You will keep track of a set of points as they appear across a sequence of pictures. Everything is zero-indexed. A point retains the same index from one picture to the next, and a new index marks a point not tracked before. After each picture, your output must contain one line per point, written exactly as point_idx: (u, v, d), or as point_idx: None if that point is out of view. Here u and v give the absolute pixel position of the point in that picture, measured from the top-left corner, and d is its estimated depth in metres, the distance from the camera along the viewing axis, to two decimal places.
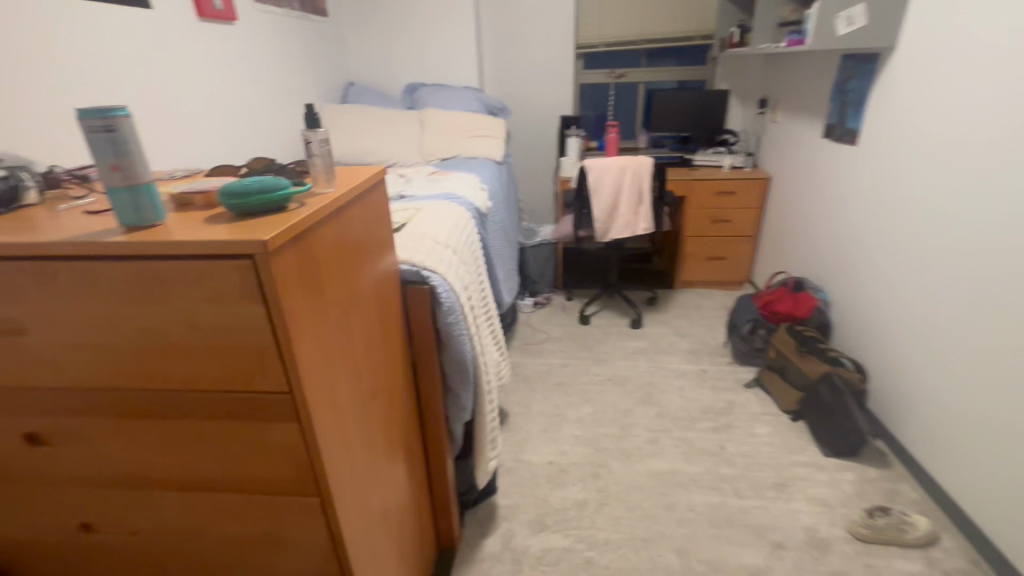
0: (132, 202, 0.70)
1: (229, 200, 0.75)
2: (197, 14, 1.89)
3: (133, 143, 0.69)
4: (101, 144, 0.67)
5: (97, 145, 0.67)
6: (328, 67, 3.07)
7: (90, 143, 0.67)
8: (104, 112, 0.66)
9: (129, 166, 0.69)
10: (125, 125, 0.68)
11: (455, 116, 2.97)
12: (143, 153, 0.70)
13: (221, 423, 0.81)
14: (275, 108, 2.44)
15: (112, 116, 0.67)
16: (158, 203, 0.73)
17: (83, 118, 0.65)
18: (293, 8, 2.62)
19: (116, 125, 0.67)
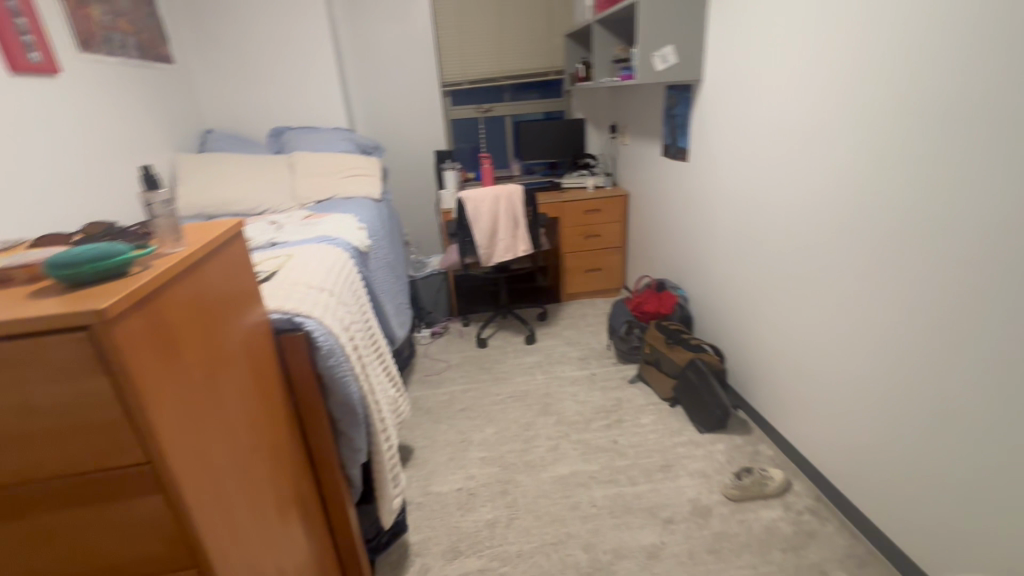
0: None
1: (57, 271, 0.72)
2: (8, 68, 1.73)
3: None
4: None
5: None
6: (180, 115, 2.89)
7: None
8: None
9: None
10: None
11: (326, 157, 2.95)
12: None
13: (72, 511, 0.75)
14: (117, 163, 2.25)
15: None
16: None
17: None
18: (129, 56, 2.46)
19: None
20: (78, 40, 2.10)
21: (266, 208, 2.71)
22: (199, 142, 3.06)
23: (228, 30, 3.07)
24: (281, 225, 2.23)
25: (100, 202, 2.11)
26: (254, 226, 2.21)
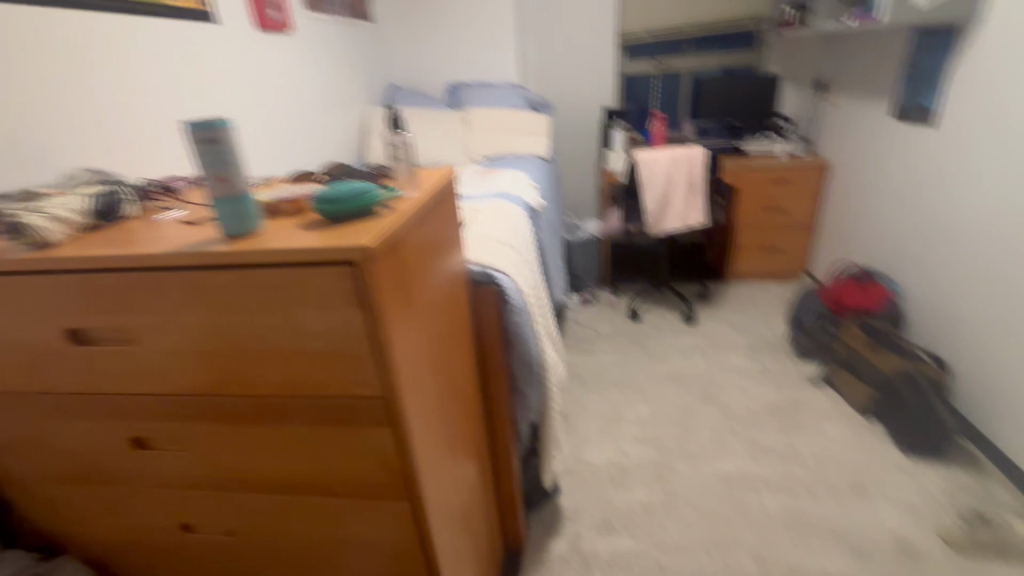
0: (234, 211, 0.71)
1: (324, 207, 0.75)
2: (258, 25, 1.95)
3: (238, 154, 0.70)
4: (207, 155, 0.68)
5: (204, 160, 0.68)
6: (372, 69, 3.05)
7: (195, 152, 0.68)
8: (207, 125, 0.67)
9: (233, 177, 0.70)
10: (225, 129, 0.67)
11: (500, 114, 2.95)
12: (243, 162, 0.71)
13: (314, 428, 0.80)
14: (323, 115, 2.48)
15: (215, 126, 0.67)
16: (255, 212, 0.74)
17: (191, 130, 0.67)
18: (340, 13, 2.64)
19: (220, 135, 0.67)
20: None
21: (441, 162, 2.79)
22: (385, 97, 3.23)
23: None
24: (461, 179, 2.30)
25: (309, 149, 2.32)
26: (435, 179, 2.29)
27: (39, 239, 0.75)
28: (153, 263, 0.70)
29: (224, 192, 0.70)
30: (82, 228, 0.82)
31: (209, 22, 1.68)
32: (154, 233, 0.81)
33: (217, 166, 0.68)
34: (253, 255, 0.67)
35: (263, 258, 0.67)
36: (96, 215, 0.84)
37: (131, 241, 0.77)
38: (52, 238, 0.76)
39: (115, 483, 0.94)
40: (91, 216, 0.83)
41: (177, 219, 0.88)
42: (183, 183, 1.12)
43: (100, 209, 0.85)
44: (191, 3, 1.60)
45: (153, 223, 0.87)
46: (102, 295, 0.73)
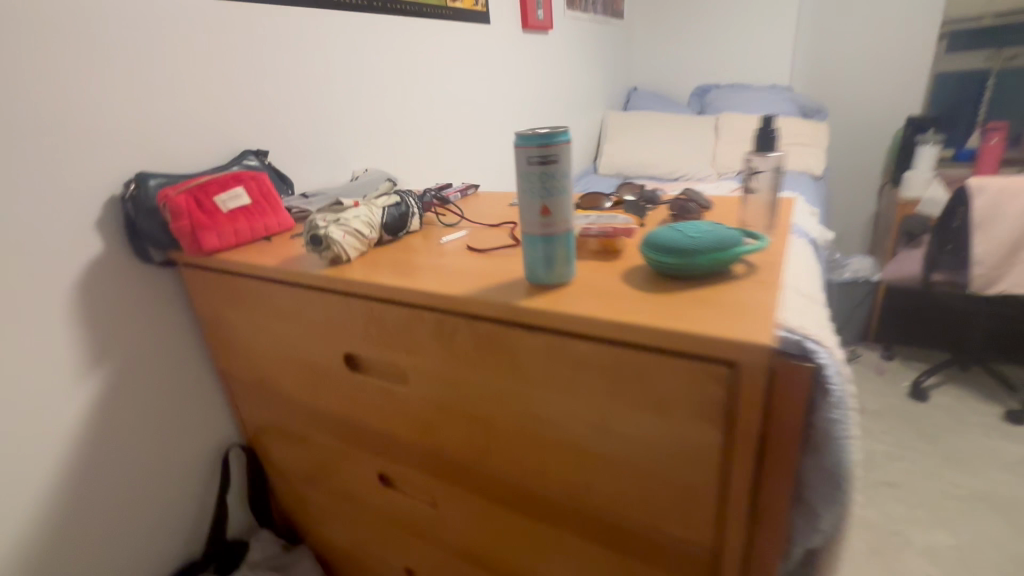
0: (545, 254, 0.53)
1: (672, 262, 0.51)
2: (523, 26, 1.88)
3: (570, 180, 0.50)
4: (537, 180, 0.49)
5: (528, 185, 0.50)
6: (615, 69, 2.83)
7: (519, 173, 0.50)
8: (545, 139, 0.48)
9: (556, 212, 0.50)
10: (564, 147, 0.49)
11: (759, 121, 2.48)
12: (573, 191, 0.51)
13: (590, 543, 0.60)
14: (565, 119, 2.36)
15: (553, 140, 0.48)
16: (571, 257, 0.54)
17: (522, 144, 0.49)
18: (596, 12, 2.50)
19: (556, 153, 0.49)
20: None
21: (684, 174, 2.45)
22: (624, 100, 2.97)
23: None
24: None
25: None
26: None
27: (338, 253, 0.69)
28: (446, 306, 0.56)
29: (548, 232, 0.51)
30: (372, 243, 0.75)
31: (483, 24, 1.66)
32: (442, 258, 0.69)
33: (543, 196, 0.50)
34: (582, 319, 0.47)
35: (592, 323, 0.47)
36: (386, 230, 0.77)
37: (419, 266, 0.66)
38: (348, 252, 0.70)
39: (358, 505, 0.90)
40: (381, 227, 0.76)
41: (464, 241, 0.75)
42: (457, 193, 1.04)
43: (390, 224, 0.77)
44: (470, 7, 1.58)
45: (439, 244, 0.76)
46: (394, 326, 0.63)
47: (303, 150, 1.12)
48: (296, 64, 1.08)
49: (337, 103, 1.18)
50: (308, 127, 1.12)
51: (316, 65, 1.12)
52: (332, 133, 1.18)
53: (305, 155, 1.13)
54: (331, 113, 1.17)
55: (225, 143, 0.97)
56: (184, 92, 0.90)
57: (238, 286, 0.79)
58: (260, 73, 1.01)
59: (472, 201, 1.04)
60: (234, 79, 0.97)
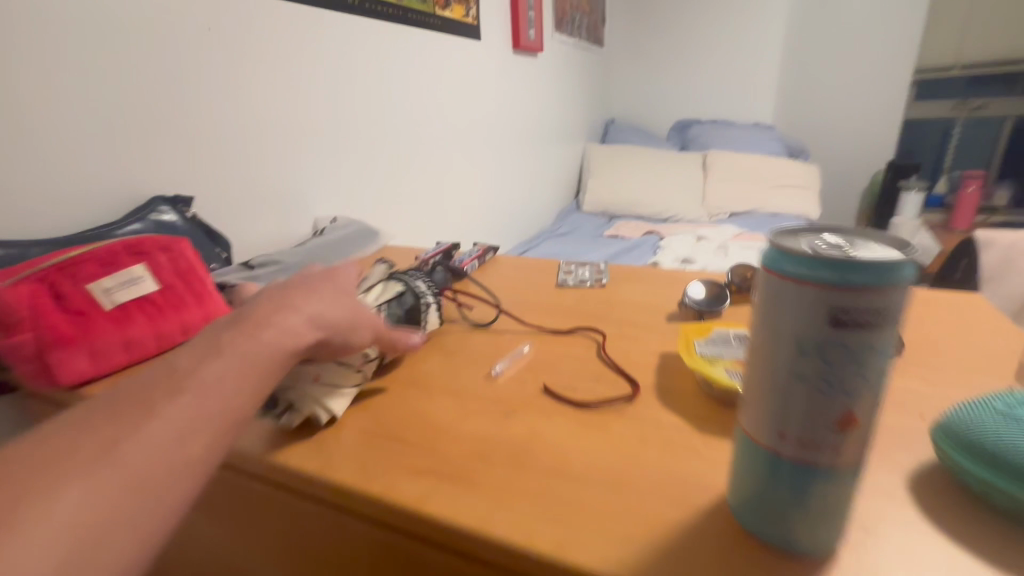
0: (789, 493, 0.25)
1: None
2: (513, 44, 1.63)
3: (893, 360, 0.22)
4: (836, 363, 0.22)
5: (809, 368, 0.22)
6: (595, 98, 2.65)
7: (784, 337, 0.23)
8: (859, 272, 0.20)
9: (844, 424, 0.23)
10: (906, 296, 0.21)
11: (749, 160, 2.35)
12: (888, 382, 0.23)
13: None
14: (548, 150, 2.11)
15: (892, 282, 0.20)
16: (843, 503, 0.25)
17: (809, 279, 0.21)
18: (581, 37, 2.30)
19: (888, 309, 0.21)
20: (555, 18, 1.98)
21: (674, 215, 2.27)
22: (602, 132, 2.79)
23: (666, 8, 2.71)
24: (718, 244, 1.78)
25: (530, 190, 1.95)
26: (677, 240, 1.83)
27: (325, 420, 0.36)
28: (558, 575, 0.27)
29: (821, 460, 0.24)
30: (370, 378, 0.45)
31: (472, 39, 1.39)
32: (511, 416, 0.39)
33: (840, 393, 0.22)
34: None
35: None
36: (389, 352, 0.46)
37: (466, 435, 0.37)
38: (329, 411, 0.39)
39: None
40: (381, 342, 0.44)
41: (531, 369, 0.46)
42: (471, 264, 0.75)
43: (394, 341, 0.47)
44: (460, 17, 1.31)
45: (488, 374, 0.46)
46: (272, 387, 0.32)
47: (244, 191, 0.79)
48: (237, 71, 0.75)
49: (295, 127, 0.86)
50: (252, 160, 0.79)
51: (267, 74, 0.80)
52: (283, 169, 0.85)
53: (248, 198, 0.79)
54: (285, 140, 0.85)
55: (123, 182, 0.63)
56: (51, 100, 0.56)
57: None
58: (183, 80, 0.68)
59: (494, 273, 0.75)
60: (142, 86, 0.64)
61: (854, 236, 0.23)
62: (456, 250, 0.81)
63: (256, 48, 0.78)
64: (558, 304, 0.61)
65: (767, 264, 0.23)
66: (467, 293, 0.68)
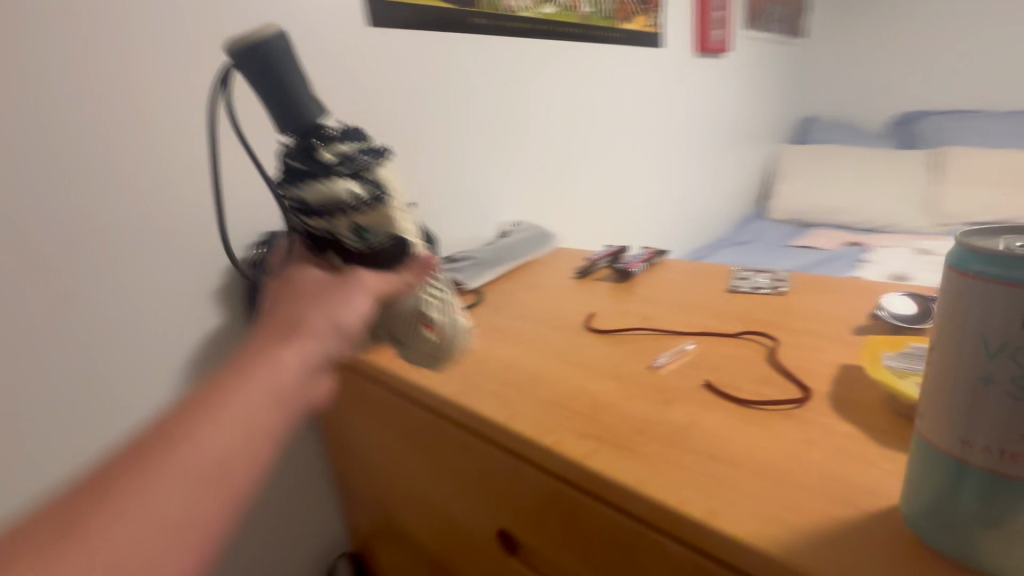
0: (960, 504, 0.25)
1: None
2: (696, 48, 1.60)
3: None
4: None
5: (997, 371, 0.21)
6: (790, 94, 2.39)
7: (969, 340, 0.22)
8: None
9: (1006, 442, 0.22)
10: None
11: (1004, 157, 1.88)
12: None
13: None
14: (730, 153, 1.98)
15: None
16: None
17: (995, 278, 0.21)
18: (777, 30, 2.12)
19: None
20: (747, 13, 1.85)
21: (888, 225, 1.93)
22: (796, 131, 2.50)
23: None
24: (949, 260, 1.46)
25: (705, 197, 1.86)
26: (889, 253, 1.56)
27: (417, 273, 0.41)
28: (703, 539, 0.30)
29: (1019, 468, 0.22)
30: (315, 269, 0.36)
31: (653, 47, 1.41)
32: (671, 403, 0.42)
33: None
34: None
35: None
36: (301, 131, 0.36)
37: (624, 411, 0.42)
38: (380, 173, 0.37)
39: None
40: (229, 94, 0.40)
41: (694, 366, 0.47)
42: (641, 266, 0.78)
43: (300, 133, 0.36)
44: (643, 26, 1.34)
45: (649, 365, 0.49)
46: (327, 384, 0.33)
47: (448, 201, 0.92)
48: (448, 98, 0.89)
49: (487, 143, 0.97)
50: (455, 172, 0.92)
51: (469, 99, 0.93)
52: (478, 178, 0.97)
53: (451, 206, 0.93)
54: (480, 155, 0.97)
55: None
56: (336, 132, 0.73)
57: (357, 387, 0.61)
58: (410, 109, 0.83)
59: (664, 276, 0.77)
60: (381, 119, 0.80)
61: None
62: (625, 252, 0.85)
63: (461, 77, 0.90)
64: (728, 309, 0.60)
65: (957, 267, 0.23)
66: (634, 293, 0.71)
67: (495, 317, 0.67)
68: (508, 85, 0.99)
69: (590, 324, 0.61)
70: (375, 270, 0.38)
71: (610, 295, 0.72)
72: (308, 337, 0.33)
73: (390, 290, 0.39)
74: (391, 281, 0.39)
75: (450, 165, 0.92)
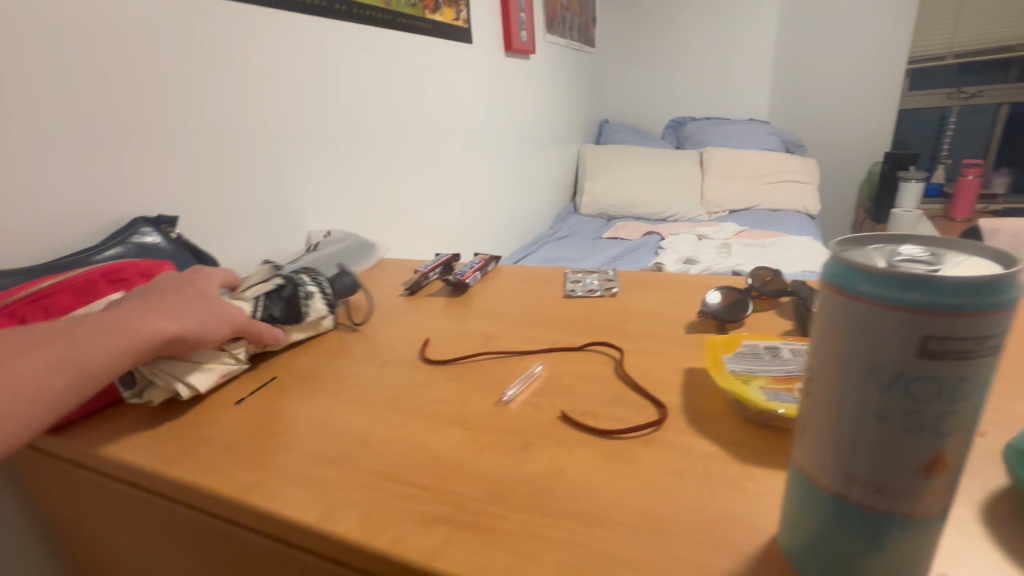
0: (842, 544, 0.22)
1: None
2: (505, 48, 1.61)
3: (978, 405, 0.18)
4: (927, 398, 0.18)
5: (887, 407, 0.19)
6: (588, 99, 2.63)
7: (858, 373, 0.19)
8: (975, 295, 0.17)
9: (880, 474, 0.20)
10: (1014, 314, 0.17)
11: (745, 156, 2.33)
12: (965, 436, 0.19)
13: None
14: (544, 152, 2.08)
15: (995, 303, 0.17)
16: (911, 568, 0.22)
17: (889, 302, 0.18)
18: (573, 39, 2.29)
19: (995, 338, 0.17)
20: (546, 20, 1.96)
21: (673, 215, 2.23)
22: (596, 133, 2.77)
23: (658, 9, 2.72)
24: (720, 242, 1.75)
25: (526, 195, 1.92)
26: (678, 239, 1.80)
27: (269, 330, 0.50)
28: None
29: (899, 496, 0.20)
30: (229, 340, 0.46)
31: (465, 43, 1.37)
32: (528, 449, 0.35)
33: (938, 434, 0.18)
34: None
35: None
36: None
37: (476, 469, 0.34)
38: None
39: None
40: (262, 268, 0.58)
41: (547, 394, 0.42)
42: (475, 275, 0.72)
43: None
44: (451, 19, 1.29)
45: (498, 400, 0.42)
46: (69, 387, 0.36)
47: (230, 209, 0.75)
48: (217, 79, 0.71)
49: (276, 137, 0.81)
50: (237, 173, 0.75)
51: (247, 82, 0.76)
52: (268, 179, 0.80)
53: (235, 215, 0.76)
54: (269, 152, 0.80)
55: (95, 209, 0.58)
56: (81, 107, 0.56)
57: (97, 488, 0.42)
58: (160, 89, 0.64)
59: (500, 284, 0.71)
60: (129, 104, 0.61)
61: (926, 245, 0.20)
62: (456, 260, 0.78)
63: (232, 54, 0.73)
64: (570, 318, 0.57)
65: (837, 286, 0.20)
66: (472, 307, 0.65)
67: (306, 358, 0.53)
68: (298, 70, 0.84)
69: (425, 353, 0.51)
70: (176, 311, 0.42)
71: (445, 311, 0.64)
72: (70, 338, 0.37)
73: (193, 333, 0.43)
74: (191, 323, 0.43)
75: (231, 162, 0.74)
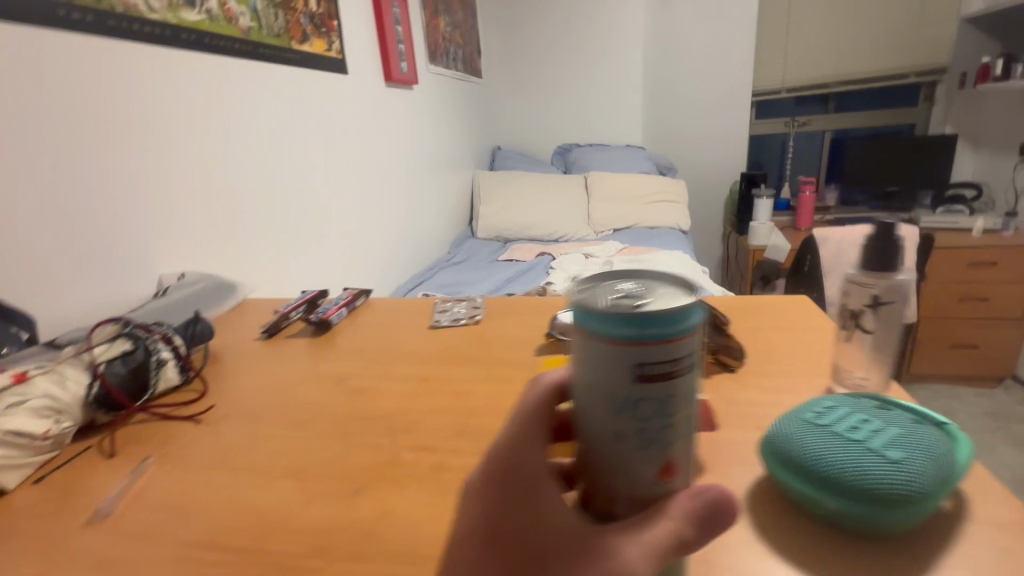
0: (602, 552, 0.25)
1: (870, 513, 0.26)
2: (385, 77, 1.61)
3: (683, 413, 0.22)
4: (649, 415, 0.22)
5: (624, 425, 0.22)
6: (479, 129, 2.72)
7: (601, 401, 0.22)
8: (660, 327, 0.21)
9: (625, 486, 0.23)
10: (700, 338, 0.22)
11: (625, 179, 2.53)
12: (681, 442, 0.23)
13: None
14: (436, 179, 2.10)
15: (688, 326, 0.21)
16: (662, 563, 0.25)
17: (613, 335, 0.21)
18: (458, 69, 2.36)
19: (689, 354, 0.22)
20: (428, 51, 2.00)
21: (565, 236, 2.35)
22: (489, 159, 2.86)
23: (539, 43, 2.89)
24: (604, 260, 1.87)
25: (422, 221, 1.93)
26: (567, 258, 1.90)
27: None
28: None
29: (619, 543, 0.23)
30: (63, 417, 0.42)
31: (341, 72, 1.36)
32: (361, 493, 0.35)
33: (660, 436, 0.22)
34: None
35: None
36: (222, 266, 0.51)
37: (299, 522, 0.33)
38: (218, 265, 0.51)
39: None
40: (111, 327, 0.52)
41: (391, 431, 0.42)
42: (341, 312, 0.71)
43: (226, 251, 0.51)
44: (322, 51, 1.27)
45: (268, 478, 0.38)
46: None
47: (57, 249, 0.69)
48: (38, 112, 0.66)
49: (116, 171, 0.76)
50: (64, 210, 0.69)
51: (76, 118, 0.70)
52: (101, 218, 0.74)
53: (64, 257, 0.69)
54: (109, 188, 0.75)
55: None
56: None
57: None
58: None
59: (368, 319, 0.70)
60: None
61: (637, 279, 0.24)
62: (324, 297, 0.75)
63: (50, 87, 0.67)
64: (429, 351, 0.57)
65: (574, 323, 0.22)
66: (336, 345, 0.63)
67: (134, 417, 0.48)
68: (140, 102, 0.80)
69: (272, 401, 0.49)
70: None
71: (304, 351, 0.62)
72: None
73: None
74: None
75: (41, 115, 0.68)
